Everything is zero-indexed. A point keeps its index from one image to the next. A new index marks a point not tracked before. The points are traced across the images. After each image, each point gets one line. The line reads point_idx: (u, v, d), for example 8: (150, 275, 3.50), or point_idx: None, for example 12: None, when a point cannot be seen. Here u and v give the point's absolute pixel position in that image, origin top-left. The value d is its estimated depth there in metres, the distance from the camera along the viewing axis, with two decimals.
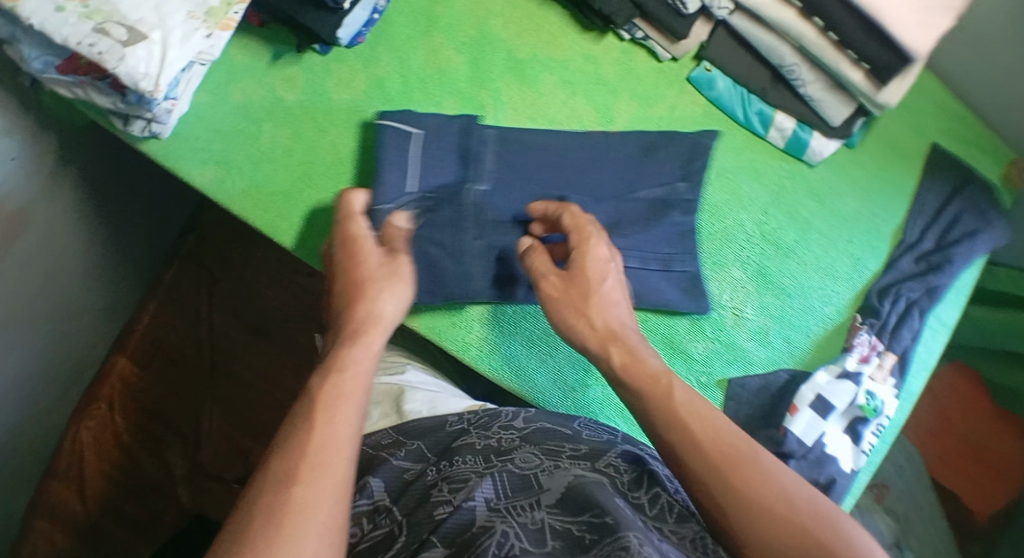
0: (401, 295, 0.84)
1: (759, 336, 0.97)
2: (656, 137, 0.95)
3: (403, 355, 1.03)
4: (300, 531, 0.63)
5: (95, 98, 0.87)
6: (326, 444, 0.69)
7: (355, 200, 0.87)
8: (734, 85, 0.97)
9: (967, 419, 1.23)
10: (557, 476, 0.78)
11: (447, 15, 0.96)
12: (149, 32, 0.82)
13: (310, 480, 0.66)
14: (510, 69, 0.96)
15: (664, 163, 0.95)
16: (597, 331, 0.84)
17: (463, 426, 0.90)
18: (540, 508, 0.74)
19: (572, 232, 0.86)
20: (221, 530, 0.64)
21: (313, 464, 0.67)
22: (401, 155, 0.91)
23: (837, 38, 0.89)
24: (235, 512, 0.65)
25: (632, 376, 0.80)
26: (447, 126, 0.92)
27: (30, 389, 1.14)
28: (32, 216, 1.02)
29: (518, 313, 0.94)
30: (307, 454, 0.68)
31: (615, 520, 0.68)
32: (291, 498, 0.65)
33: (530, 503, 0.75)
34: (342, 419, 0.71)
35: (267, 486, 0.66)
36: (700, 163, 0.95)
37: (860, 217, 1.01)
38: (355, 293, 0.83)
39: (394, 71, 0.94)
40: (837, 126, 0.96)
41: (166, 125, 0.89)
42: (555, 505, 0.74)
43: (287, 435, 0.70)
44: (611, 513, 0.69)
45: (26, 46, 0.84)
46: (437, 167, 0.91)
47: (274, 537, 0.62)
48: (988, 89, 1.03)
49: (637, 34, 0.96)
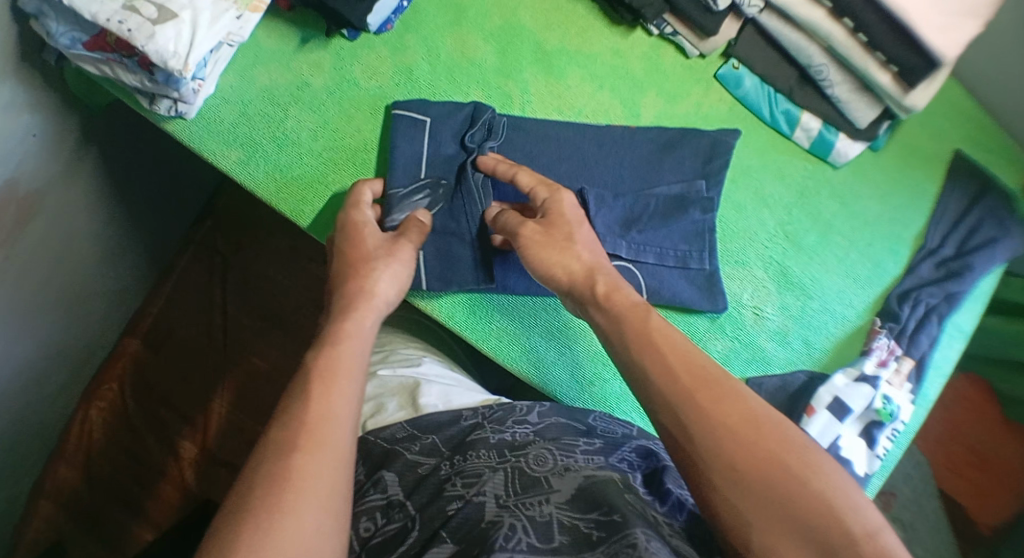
0: (398, 276, 0.84)
1: (778, 337, 0.96)
2: (674, 134, 0.95)
3: (418, 349, 1.02)
4: (302, 502, 0.63)
5: (121, 76, 0.87)
6: (327, 418, 0.69)
7: (367, 191, 0.87)
8: (761, 84, 0.96)
9: (975, 430, 1.23)
10: (567, 476, 0.77)
11: (476, 4, 0.96)
12: (178, 11, 0.82)
13: (312, 454, 0.66)
14: (537, 61, 0.95)
15: (682, 160, 0.95)
16: (584, 262, 0.83)
17: (478, 420, 0.89)
18: (549, 505, 0.74)
19: (538, 187, 0.86)
20: (224, 500, 0.64)
21: (314, 439, 0.68)
22: (407, 142, 0.91)
23: (867, 39, 0.88)
24: (238, 483, 0.65)
25: (621, 328, 0.78)
26: (454, 113, 0.92)
27: (42, 367, 1.14)
28: (52, 194, 1.02)
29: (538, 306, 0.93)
30: (308, 429, 0.68)
31: (623, 517, 0.68)
32: (292, 467, 0.65)
33: (540, 500, 0.74)
34: (343, 397, 0.72)
35: (269, 459, 0.66)
36: (719, 161, 0.95)
37: (883, 221, 1.00)
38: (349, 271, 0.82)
39: (421, 59, 0.94)
40: (863, 128, 0.96)
41: (192, 106, 0.89)
42: (565, 502, 0.74)
43: (287, 408, 0.70)
44: (619, 510, 0.69)
45: (54, 22, 0.84)
46: (444, 155, 0.92)
47: (277, 507, 0.63)
48: (1015, 96, 1.02)
49: (667, 30, 0.95)
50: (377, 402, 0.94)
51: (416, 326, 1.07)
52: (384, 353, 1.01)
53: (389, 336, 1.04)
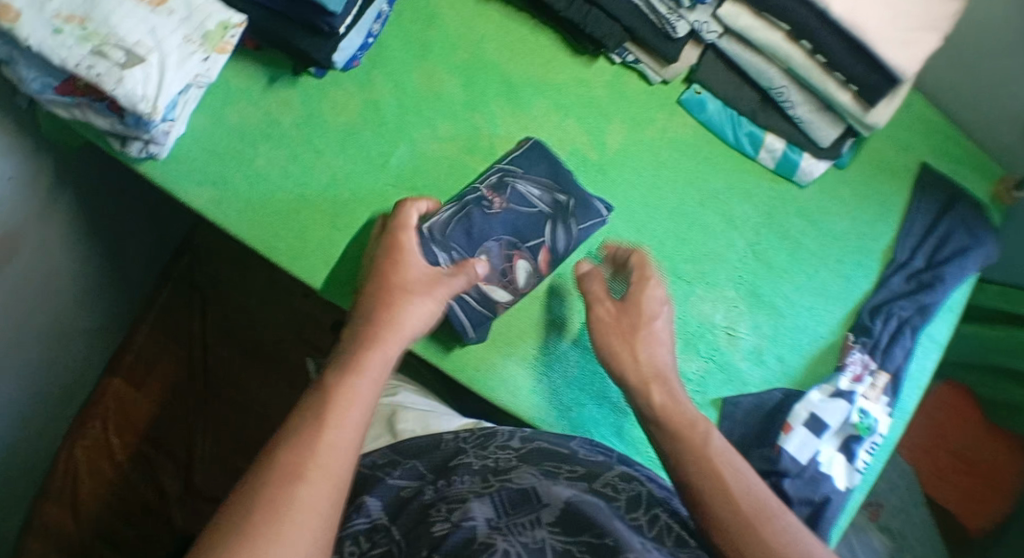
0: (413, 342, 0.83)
1: (753, 356, 0.97)
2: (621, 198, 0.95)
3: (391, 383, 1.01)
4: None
5: (93, 120, 0.88)
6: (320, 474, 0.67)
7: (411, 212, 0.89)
8: (724, 107, 0.98)
9: (959, 435, 1.24)
10: (554, 493, 0.78)
11: (441, 39, 0.97)
12: (146, 54, 0.83)
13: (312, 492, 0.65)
14: (503, 93, 0.96)
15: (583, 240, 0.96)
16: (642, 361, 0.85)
17: (459, 445, 0.90)
18: (541, 526, 0.74)
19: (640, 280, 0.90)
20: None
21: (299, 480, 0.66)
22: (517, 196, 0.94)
23: (825, 60, 0.90)
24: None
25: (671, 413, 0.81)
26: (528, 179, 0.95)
27: (24, 407, 1.14)
28: (28, 235, 1.03)
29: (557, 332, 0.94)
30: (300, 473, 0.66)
31: (615, 541, 0.69)
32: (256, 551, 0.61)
33: (530, 521, 0.75)
34: (353, 415, 0.72)
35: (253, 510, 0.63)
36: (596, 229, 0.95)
37: (852, 237, 1.02)
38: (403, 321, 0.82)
39: (389, 94, 0.95)
40: (827, 147, 0.98)
41: (163, 147, 0.90)
42: (555, 523, 0.74)
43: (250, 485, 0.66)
44: (611, 534, 0.70)
45: (23, 67, 0.86)
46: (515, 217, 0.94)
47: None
48: (976, 106, 1.05)
49: (628, 58, 0.97)
50: None
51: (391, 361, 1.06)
52: None
53: None
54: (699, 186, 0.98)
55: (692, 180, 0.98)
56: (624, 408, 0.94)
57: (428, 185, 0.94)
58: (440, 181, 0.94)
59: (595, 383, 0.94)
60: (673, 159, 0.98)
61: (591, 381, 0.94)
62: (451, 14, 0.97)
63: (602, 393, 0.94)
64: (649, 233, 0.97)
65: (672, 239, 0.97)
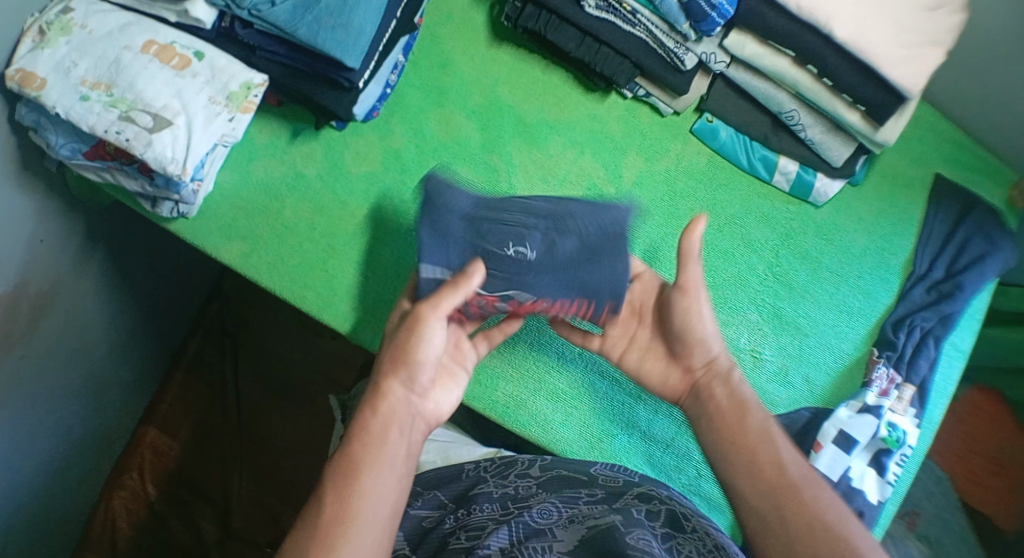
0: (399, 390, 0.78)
1: (779, 377, 0.98)
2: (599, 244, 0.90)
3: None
4: None
5: (123, 182, 0.91)
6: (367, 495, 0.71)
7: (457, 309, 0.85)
8: (736, 134, 1.00)
9: (990, 438, 1.22)
10: (570, 528, 0.80)
11: (456, 84, 0.99)
12: (173, 117, 0.86)
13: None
14: (519, 133, 0.99)
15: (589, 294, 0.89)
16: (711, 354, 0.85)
17: (480, 474, 0.91)
18: (553, 552, 0.77)
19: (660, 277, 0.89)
20: None
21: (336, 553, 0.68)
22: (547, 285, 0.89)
23: (832, 83, 0.91)
24: None
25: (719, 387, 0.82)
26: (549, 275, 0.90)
27: (64, 458, 1.17)
28: (61, 294, 1.06)
29: (582, 365, 0.96)
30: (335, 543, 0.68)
31: None
32: None
33: (544, 547, 0.77)
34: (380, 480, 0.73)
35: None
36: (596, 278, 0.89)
37: (870, 253, 1.03)
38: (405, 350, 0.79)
39: (408, 142, 0.98)
40: (840, 166, 0.98)
41: (193, 205, 0.93)
42: (569, 551, 0.77)
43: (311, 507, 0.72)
44: None
45: (52, 133, 0.88)
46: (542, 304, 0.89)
47: None
48: (987, 114, 1.06)
49: (640, 92, 0.99)
50: None
51: None
52: None
53: None
54: (715, 213, 1.00)
55: (709, 208, 1.00)
56: (653, 436, 0.95)
57: None
58: None
59: (623, 413, 0.95)
60: (688, 187, 1.00)
61: (619, 411, 0.95)
62: (464, 59, 1.00)
63: (632, 423, 0.95)
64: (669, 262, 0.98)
65: None
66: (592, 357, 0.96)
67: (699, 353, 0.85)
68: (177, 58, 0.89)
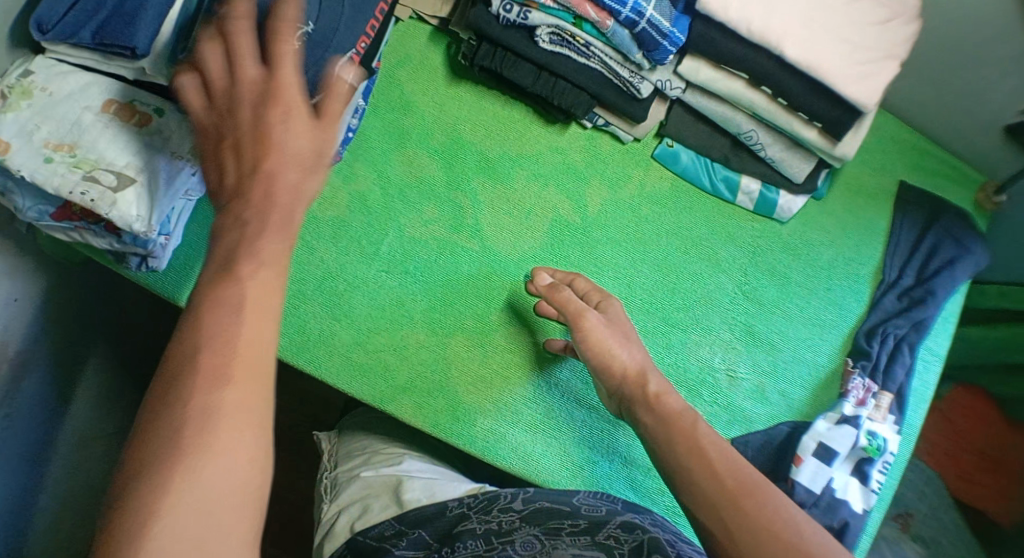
0: (267, 285, 0.60)
1: (756, 395, 0.99)
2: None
3: (399, 449, 1.04)
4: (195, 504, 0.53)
5: (91, 241, 0.92)
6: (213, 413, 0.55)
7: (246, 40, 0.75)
8: (697, 157, 1.01)
9: (978, 433, 1.23)
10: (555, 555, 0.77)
11: (418, 125, 1.00)
12: (135, 175, 0.87)
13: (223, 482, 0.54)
14: (483, 169, 1.00)
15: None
16: (630, 367, 0.84)
17: (463, 511, 0.91)
18: None
19: (592, 292, 0.92)
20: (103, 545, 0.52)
21: (198, 474, 0.54)
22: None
23: (787, 102, 0.92)
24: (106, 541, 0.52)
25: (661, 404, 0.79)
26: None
27: None
28: (37, 353, 1.06)
29: (557, 394, 0.96)
30: (179, 475, 0.53)
31: None
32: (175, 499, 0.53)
33: None
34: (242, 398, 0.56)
35: (129, 530, 0.52)
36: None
37: (838, 265, 1.04)
38: (272, 188, 0.62)
39: (373, 184, 0.98)
40: (801, 183, 1.00)
41: (162, 259, 0.93)
42: None
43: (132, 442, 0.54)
44: None
45: (18, 196, 0.88)
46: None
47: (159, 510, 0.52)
48: (946, 118, 1.08)
49: (599, 122, 1.00)
50: (363, 503, 0.95)
51: (390, 428, 1.08)
52: (366, 456, 1.02)
53: (368, 441, 1.05)
54: (682, 236, 1.01)
55: (676, 230, 1.01)
56: (633, 460, 0.96)
57: (420, 267, 0.97)
58: (431, 263, 0.97)
59: (602, 439, 0.96)
60: (654, 212, 1.01)
61: (599, 437, 0.96)
62: (425, 98, 1.01)
63: (612, 449, 0.96)
64: (639, 286, 0.99)
65: (662, 290, 0.99)
66: (567, 386, 0.96)
67: (608, 376, 0.84)
68: (138, 116, 0.90)
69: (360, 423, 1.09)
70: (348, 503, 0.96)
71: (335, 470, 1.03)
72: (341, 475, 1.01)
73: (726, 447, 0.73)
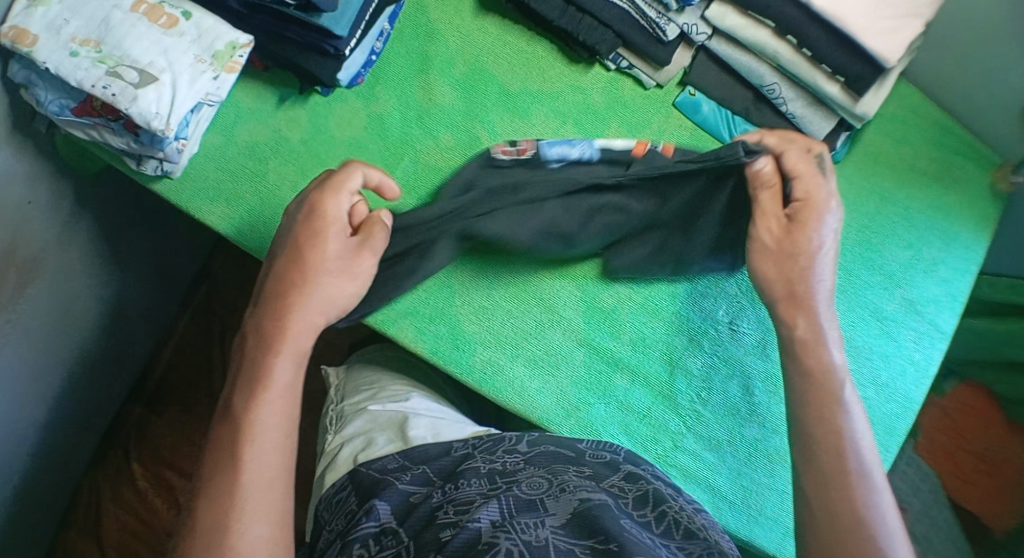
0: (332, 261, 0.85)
1: (757, 350, 0.98)
2: None
3: (407, 386, 1.05)
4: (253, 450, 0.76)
5: (108, 139, 0.91)
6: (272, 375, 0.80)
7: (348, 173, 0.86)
8: (719, 108, 1.00)
9: (977, 434, 1.19)
10: (561, 500, 0.76)
11: (441, 53, 1.00)
12: (158, 74, 0.87)
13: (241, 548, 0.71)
14: (502, 103, 0.99)
15: None
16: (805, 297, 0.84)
17: (468, 451, 0.90)
18: (544, 527, 0.73)
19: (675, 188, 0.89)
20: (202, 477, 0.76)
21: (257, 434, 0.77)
22: None
23: (811, 54, 0.91)
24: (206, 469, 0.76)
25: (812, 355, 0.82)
26: None
27: (53, 424, 1.18)
28: (49, 259, 1.07)
29: (558, 332, 0.96)
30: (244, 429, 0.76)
31: (620, 547, 0.68)
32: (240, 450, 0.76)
33: (535, 522, 0.73)
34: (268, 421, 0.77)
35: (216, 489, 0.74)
36: None
37: (851, 231, 1.02)
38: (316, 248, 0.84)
39: (393, 110, 0.99)
40: (820, 141, 0.98)
41: (177, 165, 0.94)
42: (560, 526, 0.73)
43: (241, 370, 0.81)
44: (617, 539, 0.69)
45: (42, 90, 0.89)
46: None
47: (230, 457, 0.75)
48: (968, 95, 1.04)
49: (623, 63, 1.00)
50: (367, 437, 0.97)
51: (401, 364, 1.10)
52: (372, 390, 1.04)
53: (376, 374, 1.07)
54: None
55: None
56: (629, 406, 0.95)
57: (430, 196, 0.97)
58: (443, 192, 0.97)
59: (600, 382, 0.96)
60: None
61: (596, 380, 0.95)
62: (450, 28, 1.01)
63: (609, 392, 0.95)
64: None
65: None
66: (569, 325, 0.97)
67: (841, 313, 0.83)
68: (166, 17, 0.90)
69: (369, 359, 1.11)
70: (354, 435, 0.98)
71: (341, 402, 1.05)
72: (347, 408, 1.03)
73: (878, 483, 0.76)
